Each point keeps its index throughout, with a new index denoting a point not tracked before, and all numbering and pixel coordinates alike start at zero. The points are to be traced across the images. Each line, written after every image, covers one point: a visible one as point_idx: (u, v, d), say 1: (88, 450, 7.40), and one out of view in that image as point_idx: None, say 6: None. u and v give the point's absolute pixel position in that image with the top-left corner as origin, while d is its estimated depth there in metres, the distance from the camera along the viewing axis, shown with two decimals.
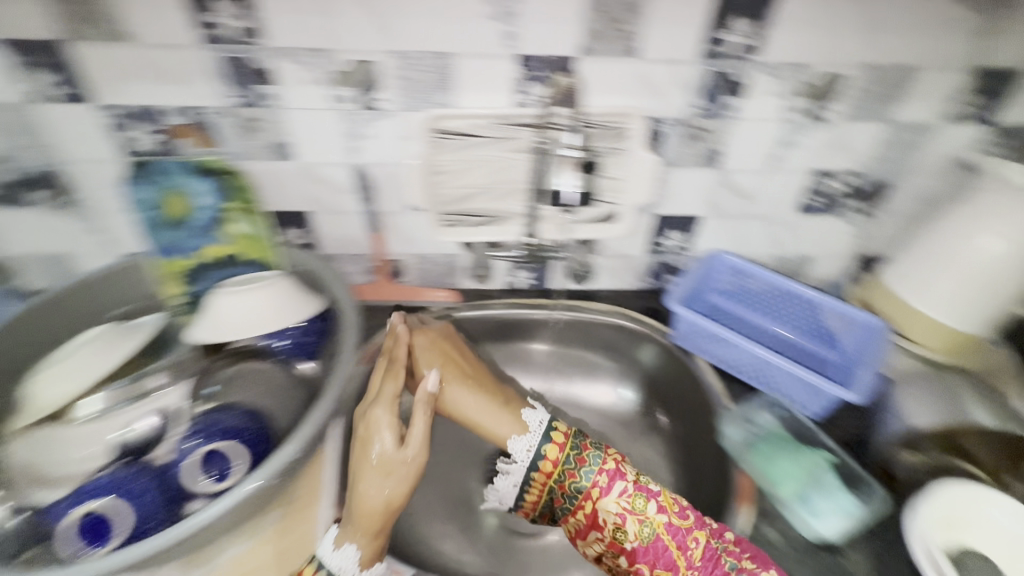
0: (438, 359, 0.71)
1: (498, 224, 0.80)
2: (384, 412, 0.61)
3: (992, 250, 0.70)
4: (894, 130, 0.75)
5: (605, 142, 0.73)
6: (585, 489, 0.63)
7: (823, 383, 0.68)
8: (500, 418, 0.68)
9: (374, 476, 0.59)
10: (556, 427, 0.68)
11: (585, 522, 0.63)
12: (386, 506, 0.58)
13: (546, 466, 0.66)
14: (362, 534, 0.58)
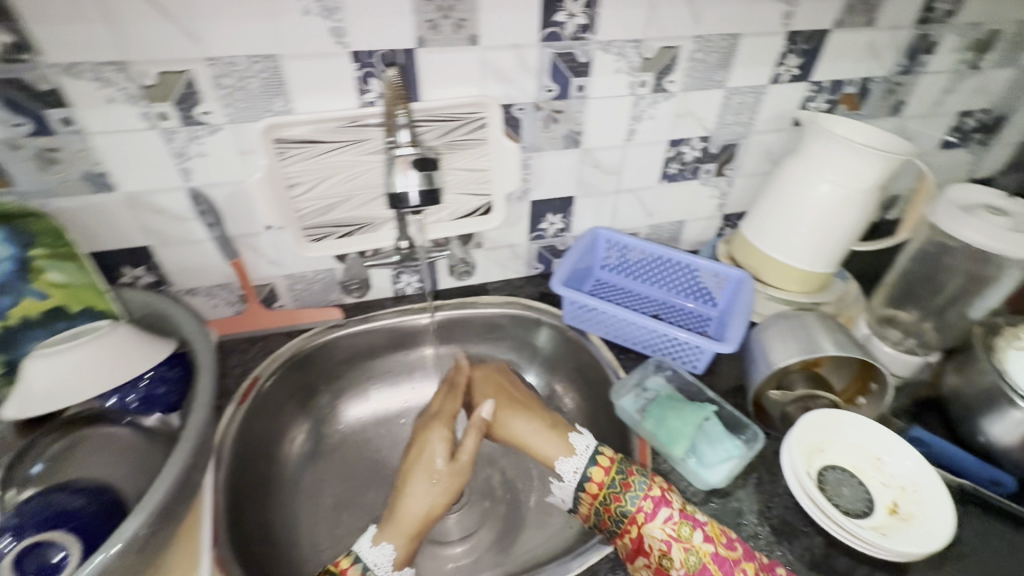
0: (493, 387, 0.76)
1: (367, 231, 0.77)
2: (442, 430, 0.69)
3: (823, 196, 0.77)
4: (731, 95, 0.80)
5: (463, 135, 0.72)
6: (630, 515, 0.57)
7: (700, 340, 0.72)
8: (549, 439, 0.67)
9: (423, 483, 0.64)
10: (602, 451, 0.64)
11: (630, 549, 0.57)
12: (430, 511, 0.63)
13: (592, 487, 0.61)
14: (401, 535, 0.61)
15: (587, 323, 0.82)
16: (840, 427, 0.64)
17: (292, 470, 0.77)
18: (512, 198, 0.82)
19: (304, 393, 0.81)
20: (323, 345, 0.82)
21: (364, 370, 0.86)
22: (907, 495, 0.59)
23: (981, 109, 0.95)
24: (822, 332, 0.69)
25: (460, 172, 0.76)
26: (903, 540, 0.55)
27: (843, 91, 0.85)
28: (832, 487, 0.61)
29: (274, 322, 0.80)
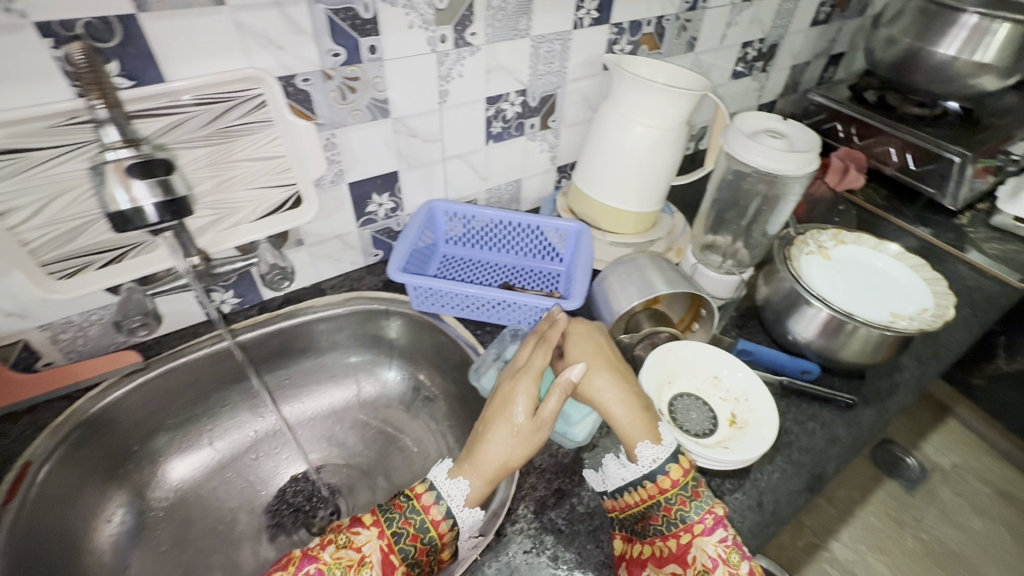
0: (592, 348, 0.63)
1: (144, 252, 0.62)
2: (526, 379, 0.57)
3: (640, 137, 0.79)
4: (539, 44, 0.77)
5: (240, 117, 0.60)
6: (691, 522, 0.52)
7: (549, 302, 0.71)
8: (640, 415, 0.58)
9: (505, 430, 0.55)
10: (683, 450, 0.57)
11: (669, 553, 0.52)
12: (507, 462, 0.55)
13: (666, 480, 0.54)
14: (478, 475, 0.54)
15: (437, 304, 0.76)
16: (681, 357, 0.68)
17: (110, 559, 0.62)
18: (324, 183, 0.71)
19: (108, 461, 0.66)
20: (121, 399, 0.66)
21: (188, 412, 0.73)
22: (742, 406, 0.65)
23: (758, 39, 1.04)
24: (652, 271, 0.71)
25: (247, 162, 0.64)
26: (741, 448, 0.60)
27: (642, 32, 0.87)
28: (681, 413, 0.65)
29: (39, 386, 0.63)
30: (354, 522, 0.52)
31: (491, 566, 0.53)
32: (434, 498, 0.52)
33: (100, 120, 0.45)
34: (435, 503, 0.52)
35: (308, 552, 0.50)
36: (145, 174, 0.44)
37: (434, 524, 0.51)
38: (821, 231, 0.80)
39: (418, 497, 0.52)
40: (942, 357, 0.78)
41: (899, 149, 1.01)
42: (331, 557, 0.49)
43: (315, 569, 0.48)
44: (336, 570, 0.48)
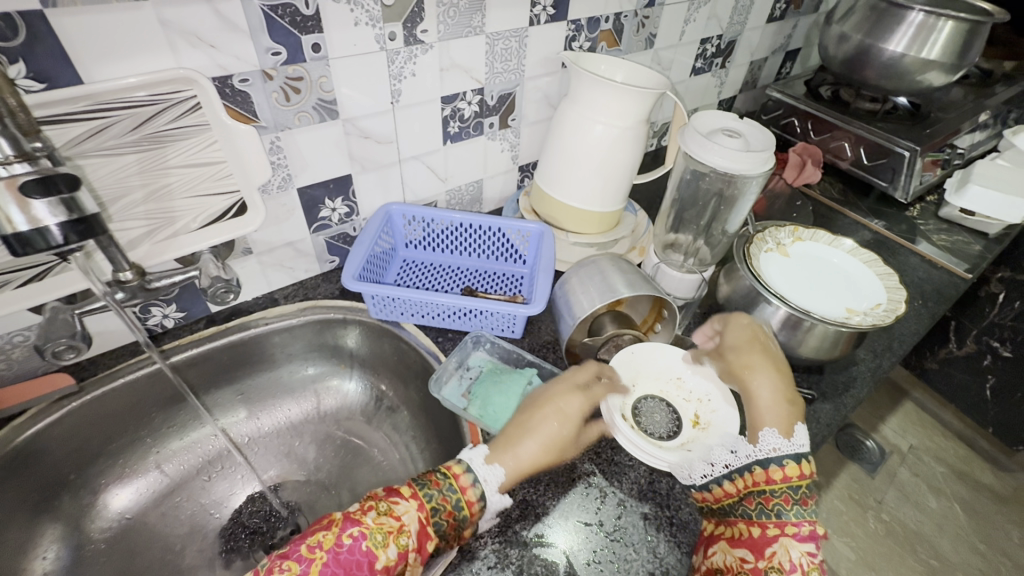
0: (753, 340, 0.69)
1: (69, 268, 0.57)
2: (579, 399, 0.63)
3: (601, 136, 0.78)
4: (494, 41, 0.75)
5: (171, 120, 0.56)
6: (785, 519, 0.54)
7: (509, 308, 0.69)
8: (778, 410, 0.62)
9: (547, 432, 0.60)
10: (809, 459, 0.58)
11: (750, 539, 0.54)
12: (543, 456, 0.60)
13: (779, 471, 0.57)
14: (512, 458, 0.58)
15: (396, 311, 0.74)
16: (644, 359, 0.68)
17: None
18: (270, 189, 0.68)
19: (39, 494, 0.61)
20: (53, 425, 0.61)
21: (130, 435, 0.69)
22: (705, 406, 0.65)
23: (716, 36, 1.05)
24: (614, 275, 0.70)
25: (183, 169, 0.60)
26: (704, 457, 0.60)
27: (601, 29, 0.86)
28: (645, 415, 0.64)
29: None
30: (392, 492, 0.52)
31: None
32: (469, 481, 0.55)
33: None
34: (471, 486, 0.54)
35: (352, 513, 0.50)
36: (44, 191, 0.40)
37: (468, 503, 0.53)
38: (779, 228, 0.80)
39: (454, 477, 0.55)
40: (895, 349, 0.80)
41: (853, 144, 1.03)
42: (372, 522, 0.49)
43: (359, 531, 0.48)
44: (377, 535, 0.48)
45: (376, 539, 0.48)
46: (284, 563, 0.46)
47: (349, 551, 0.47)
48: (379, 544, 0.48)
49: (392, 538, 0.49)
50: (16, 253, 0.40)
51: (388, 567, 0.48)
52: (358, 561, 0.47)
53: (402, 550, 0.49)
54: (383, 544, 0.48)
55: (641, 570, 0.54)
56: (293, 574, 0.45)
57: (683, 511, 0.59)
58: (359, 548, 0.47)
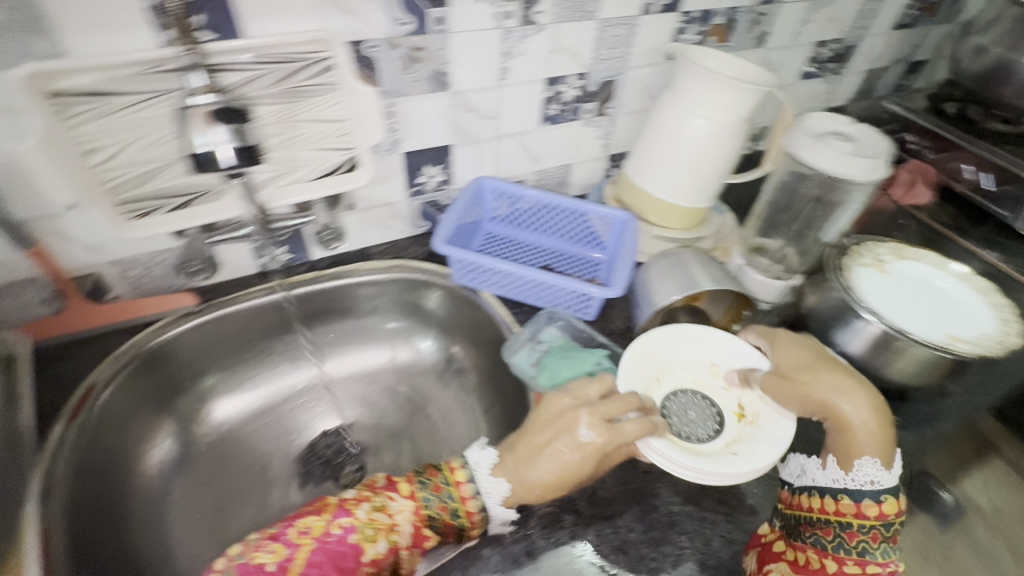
0: (808, 356, 0.61)
1: (210, 200, 0.64)
2: (596, 429, 0.53)
3: (698, 130, 0.77)
4: (604, 27, 0.76)
5: (307, 78, 0.62)
6: (867, 559, 0.52)
7: (588, 288, 0.71)
8: (871, 434, 0.55)
9: (557, 458, 0.54)
10: (898, 498, 0.55)
11: (821, 568, 0.53)
12: (552, 488, 0.54)
13: (874, 505, 0.54)
14: (523, 486, 0.55)
15: (477, 279, 0.77)
16: (665, 351, 0.65)
17: (154, 485, 0.67)
18: (380, 150, 0.73)
19: (161, 394, 0.71)
20: (177, 337, 0.70)
21: (236, 357, 0.77)
22: (750, 398, 0.63)
23: (833, 39, 0.99)
24: (697, 270, 0.69)
25: (311, 124, 0.66)
26: (753, 454, 0.56)
27: (712, 23, 0.85)
28: (679, 415, 0.62)
29: (106, 317, 0.69)
30: (390, 487, 0.56)
31: (511, 536, 0.55)
32: (471, 491, 0.55)
33: (190, 68, 0.51)
34: (472, 496, 0.55)
35: (345, 504, 0.53)
36: (228, 122, 0.50)
37: (467, 512, 0.55)
38: (879, 244, 0.76)
39: (457, 485, 0.56)
40: (997, 389, 0.73)
41: (975, 166, 0.95)
42: (364, 517, 0.52)
43: (349, 523, 0.52)
44: (369, 529, 0.52)
45: (365, 534, 0.51)
46: (270, 546, 0.50)
47: (336, 541, 0.51)
48: (367, 538, 0.51)
49: (382, 534, 0.52)
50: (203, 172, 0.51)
51: (377, 561, 0.51)
52: (342, 552, 0.50)
53: (392, 545, 0.52)
54: (372, 539, 0.51)
55: (692, 558, 0.54)
56: (279, 556, 0.49)
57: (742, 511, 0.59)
58: (346, 540, 0.51)
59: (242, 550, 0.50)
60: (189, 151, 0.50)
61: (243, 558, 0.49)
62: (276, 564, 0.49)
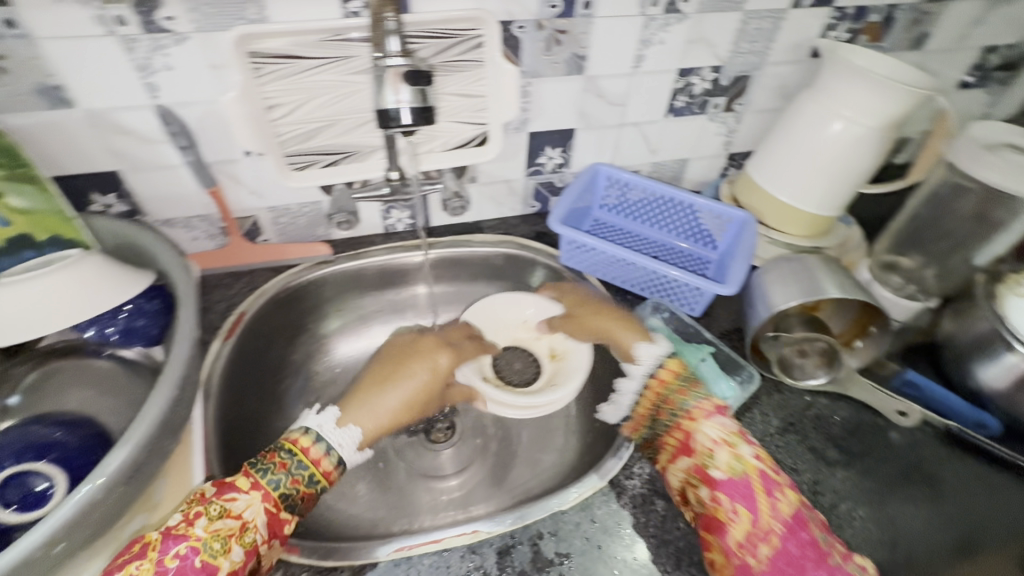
0: (574, 299, 0.78)
1: (357, 160, 0.71)
2: (429, 344, 0.71)
3: (837, 135, 0.73)
4: (749, 19, 0.74)
5: (457, 54, 0.67)
6: (687, 408, 0.59)
7: (700, 282, 0.70)
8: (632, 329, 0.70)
9: (408, 382, 0.66)
10: (671, 357, 0.65)
11: (680, 442, 0.58)
12: (403, 413, 0.65)
13: (657, 378, 0.64)
14: (368, 422, 0.62)
15: (585, 263, 0.79)
16: (493, 323, 0.80)
17: (284, 405, 0.76)
18: (510, 127, 0.76)
19: (292, 330, 0.79)
20: (312, 282, 0.78)
21: (355, 308, 0.84)
22: (557, 340, 0.78)
23: (1007, 45, 0.89)
24: (824, 278, 0.66)
25: (453, 97, 0.71)
26: (565, 379, 0.71)
27: (867, 20, 0.79)
28: (507, 368, 0.78)
29: (258, 256, 0.76)
30: (226, 488, 0.51)
31: (602, 508, 0.58)
32: (321, 451, 0.57)
33: (389, 30, 0.51)
34: (324, 455, 0.57)
35: (174, 533, 0.47)
36: (412, 82, 0.51)
37: (322, 473, 0.56)
38: None
39: (304, 453, 0.56)
40: None
41: None
42: (204, 533, 0.47)
43: (187, 548, 0.46)
44: (214, 543, 0.47)
45: (211, 550, 0.46)
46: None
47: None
48: (218, 553, 0.46)
49: (234, 541, 0.48)
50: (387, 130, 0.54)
51: (235, 570, 0.47)
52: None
53: (250, 546, 0.49)
54: (224, 551, 0.47)
55: None
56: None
57: (846, 532, 0.57)
58: (191, 567, 0.45)
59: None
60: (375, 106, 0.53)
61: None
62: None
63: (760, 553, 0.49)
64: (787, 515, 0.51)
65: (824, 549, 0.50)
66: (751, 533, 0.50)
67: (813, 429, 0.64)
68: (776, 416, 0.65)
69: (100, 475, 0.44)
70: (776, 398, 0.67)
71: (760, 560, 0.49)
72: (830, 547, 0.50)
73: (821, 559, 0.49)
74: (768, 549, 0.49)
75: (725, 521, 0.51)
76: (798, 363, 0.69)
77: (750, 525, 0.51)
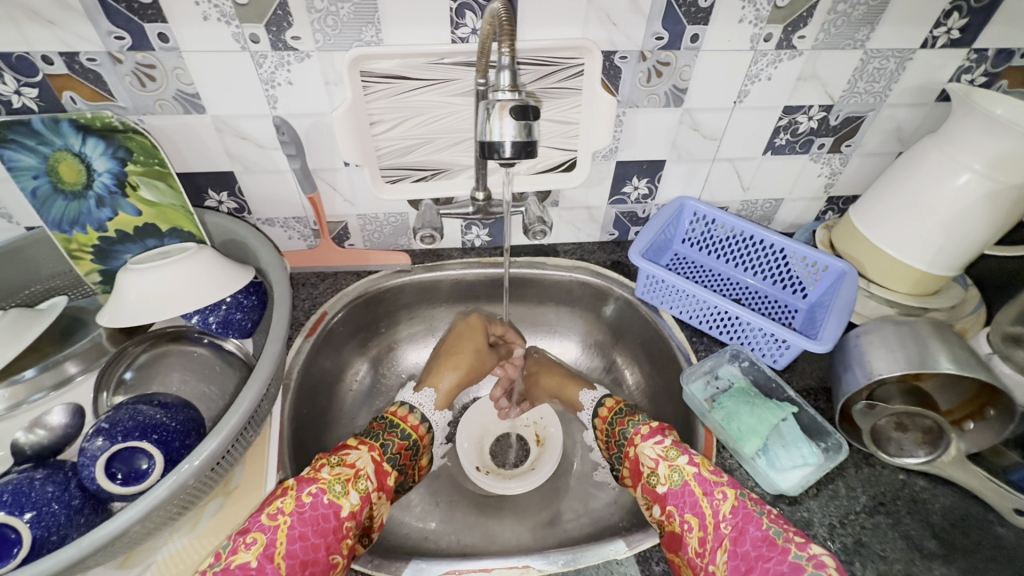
0: (536, 366, 0.83)
1: (445, 178, 0.74)
2: (468, 320, 0.83)
3: (963, 188, 0.65)
4: (870, 58, 0.69)
5: (554, 81, 0.67)
6: (629, 435, 0.65)
7: (786, 334, 0.65)
8: (569, 388, 0.79)
9: (465, 359, 0.78)
10: (605, 403, 0.74)
11: (633, 467, 0.63)
12: (462, 381, 0.78)
13: (603, 411, 0.73)
14: (440, 387, 0.77)
15: (661, 298, 0.76)
16: (485, 416, 0.84)
17: (351, 403, 0.80)
18: (598, 155, 0.76)
19: (368, 334, 0.82)
20: (390, 289, 0.81)
21: (426, 318, 0.86)
22: (542, 426, 0.83)
23: None
24: (935, 349, 0.60)
25: (546, 122, 0.71)
26: (545, 465, 0.77)
27: (1011, 64, 0.71)
28: (499, 449, 0.81)
29: (344, 260, 0.79)
30: (341, 448, 0.61)
31: (660, 563, 0.56)
32: (407, 412, 0.71)
33: (501, 65, 0.51)
34: (409, 414, 0.71)
35: (304, 477, 0.55)
36: (519, 115, 0.51)
37: (413, 427, 0.70)
38: None
39: (395, 415, 0.70)
40: None
41: None
42: (328, 476, 0.56)
43: (317, 488, 0.54)
44: (336, 484, 0.55)
45: (334, 491, 0.54)
46: (248, 537, 0.50)
47: (312, 509, 0.52)
48: (340, 495, 0.55)
49: (351, 485, 0.56)
50: (484, 159, 0.55)
51: (353, 513, 0.55)
52: (323, 515, 0.53)
53: (362, 493, 0.57)
54: (344, 493, 0.55)
55: None
56: (260, 546, 0.49)
57: None
58: (321, 503, 0.53)
59: (219, 555, 0.49)
60: (478, 137, 0.54)
61: (224, 562, 0.48)
62: (259, 557, 0.49)
63: (718, 560, 0.51)
64: (725, 514, 0.53)
65: (780, 544, 0.49)
66: (705, 542, 0.53)
67: (907, 513, 0.58)
68: (863, 491, 0.60)
69: (192, 461, 0.48)
70: (864, 472, 0.61)
71: (720, 567, 0.51)
72: (786, 540, 0.49)
73: (777, 554, 0.48)
74: (724, 555, 0.51)
75: (681, 534, 0.55)
76: (894, 437, 0.63)
77: (701, 533, 0.53)
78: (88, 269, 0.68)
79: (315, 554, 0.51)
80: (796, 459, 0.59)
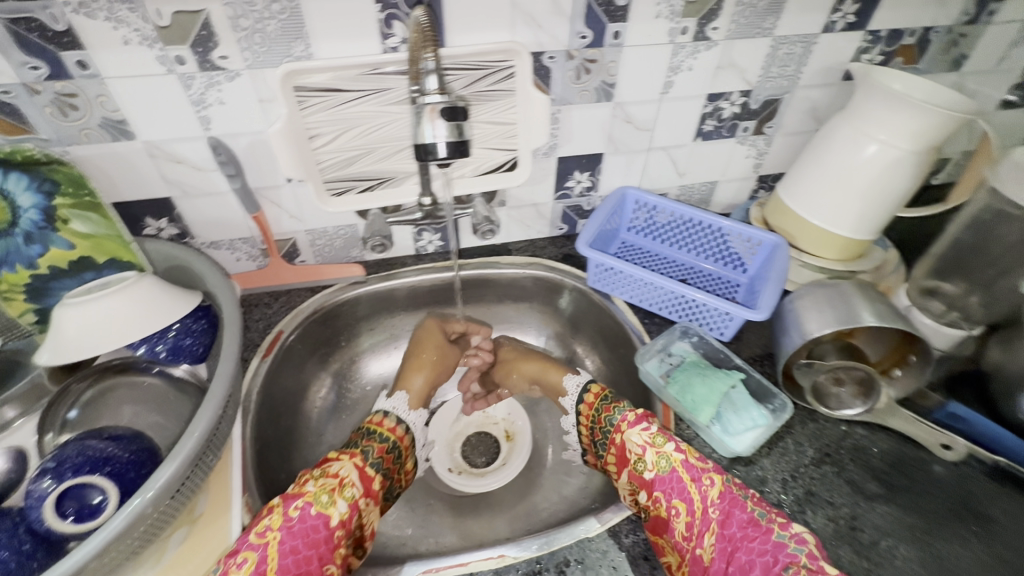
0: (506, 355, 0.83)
1: (391, 186, 0.74)
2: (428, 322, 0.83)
3: (873, 157, 0.71)
4: (778, 44, 0.74)
5: (487, 85, 0.69)
6: (614, 423, 0.65)
7: (727, 306, 0.69)
8: (550, 374, 0.78)
9: (428, 360, 0.79)
10: (590, 388, 0.74)
11: (619, 454, 0.64)
12: (432, 381, 0.78)
13: (588, 399, 0.72)
14: (412, 389, 0.76)
15: (612, 285, 0.79)
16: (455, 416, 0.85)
17: (317, 420, 0.79)
18: (538, 153, 0.78)
19: (328, 350, 0.82)
20: (346, 301, 0.80)
21: (386, 327, 0.86)
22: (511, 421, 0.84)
23: None
24: (859, 304, 0.65)
25: (484, 124, 0.73)
26: (516, 459, 0.79)
27: (902, 43, 0.77)
28: (470, 446, 0.81)
29: (296, 277, 0.79)
30: (323, 461, 0.60)
31: (628, 537, 0.58)
32: (386, 418, 0.70)
33: (427, 70, 0.53)
34: (386, 419, 0.70)
35: (289, 493, 0.55)
36: (449, 117, 0.53)
37: (391, 429, 0.69)
38: None
39: (381, 425, 0.68)
40: None
41: None
42: (314, 488, 0.56)
43: (304, 501, 0.54)
44: (322, 494, 0.55)
45: (321, 502, 0.54)
46: (238, 557, 0.49)
47: (300, 521, 0.52)
48: (327, 504, 0.55)
49: (338, 494, 0.56)
50: (423, 162, 0.56)
51: (343, 521, 0.55)
52: (313, 526, 0.53)
53: (349, 500, 0.57)
54: (331, 502, 0.55)
55: None
56: (252, 564, 0.49)
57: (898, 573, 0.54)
58: (309, 515, 0.53)
59: None
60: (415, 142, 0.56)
61: None
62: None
63: (705, 543, 0.54)
64: (714, 499, 0.55)
65: (764, 525, 0.52)
66: (692, 526, 0.55)
67: (850, 461, 0.63)
68: (811, 445, 0.64)
69: (148, 490, 0.47)
70: (810, 427, 0.66)
71: (707, 550, 0.53)
72: (770, 521, 0.52)
73: (762, 534, 0.51)
74: (711, 538, 0.54)
75: (667, 519, 0.56)
76: (833, 392, 0.68)
77: (689, 518, 0.55)
78: (21, 309, 0.64)
79: (308, 567, 0.51)
80: (746, 421, 0.63)
